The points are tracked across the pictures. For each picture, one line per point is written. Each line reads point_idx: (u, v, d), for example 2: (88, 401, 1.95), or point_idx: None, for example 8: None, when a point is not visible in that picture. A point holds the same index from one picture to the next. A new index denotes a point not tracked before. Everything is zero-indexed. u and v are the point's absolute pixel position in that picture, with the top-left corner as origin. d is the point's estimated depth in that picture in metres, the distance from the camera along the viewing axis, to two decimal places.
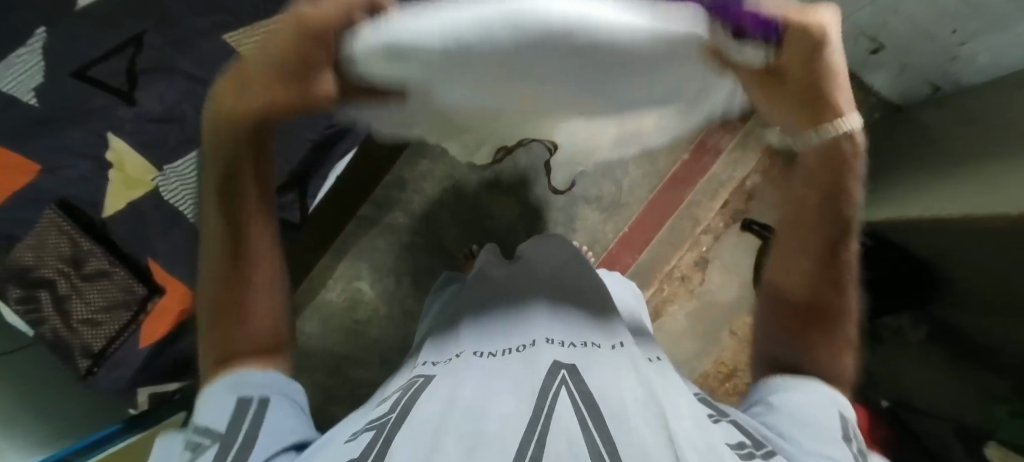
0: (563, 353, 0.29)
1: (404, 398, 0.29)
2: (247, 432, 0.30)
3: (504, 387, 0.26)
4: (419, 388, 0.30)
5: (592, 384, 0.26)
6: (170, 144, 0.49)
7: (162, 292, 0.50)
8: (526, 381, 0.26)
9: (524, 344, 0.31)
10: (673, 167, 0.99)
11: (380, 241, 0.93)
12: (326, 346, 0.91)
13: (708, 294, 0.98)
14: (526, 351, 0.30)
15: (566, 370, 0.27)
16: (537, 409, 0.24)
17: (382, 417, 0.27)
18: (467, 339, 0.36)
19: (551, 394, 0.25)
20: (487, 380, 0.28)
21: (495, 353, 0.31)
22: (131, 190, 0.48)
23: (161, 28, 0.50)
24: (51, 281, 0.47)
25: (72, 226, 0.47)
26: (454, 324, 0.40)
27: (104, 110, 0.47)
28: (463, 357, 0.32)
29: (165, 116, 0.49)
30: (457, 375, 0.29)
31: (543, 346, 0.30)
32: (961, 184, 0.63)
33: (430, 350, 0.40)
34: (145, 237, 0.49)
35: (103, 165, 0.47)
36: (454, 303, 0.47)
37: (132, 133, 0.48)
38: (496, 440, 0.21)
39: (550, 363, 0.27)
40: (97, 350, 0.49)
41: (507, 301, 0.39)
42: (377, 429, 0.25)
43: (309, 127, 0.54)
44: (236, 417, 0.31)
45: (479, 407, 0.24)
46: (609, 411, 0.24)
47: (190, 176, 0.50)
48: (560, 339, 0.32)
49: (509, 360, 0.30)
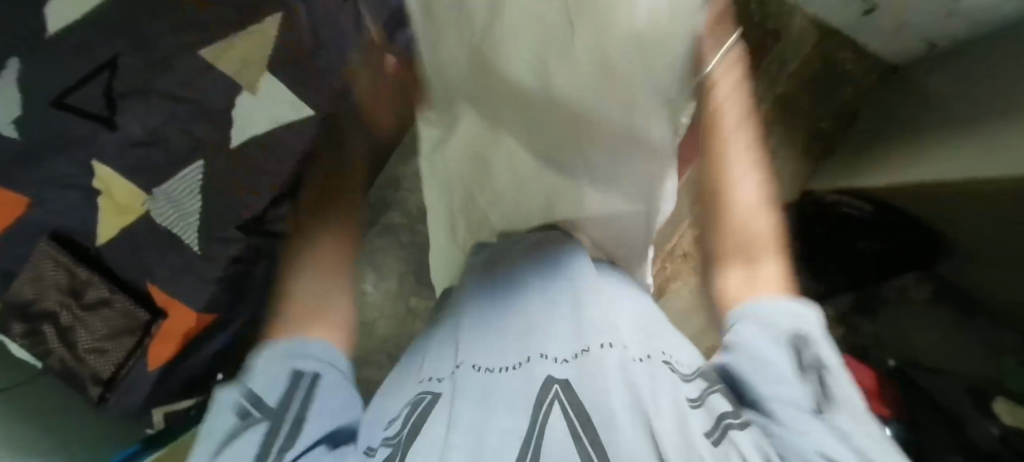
0: (556, 367, 0.28)
1: (414, 414, 0.29)
2: (296, 408, 0.30)
3: (500, 406, 0.26)
4: (426, 409, 0.29)
5: (583, 397, 0.25)
6: (158, 167, 0.49)
7: (165, 315, 0.50)
8: (522, 399, 0.26)
9: (520, 360, 0.30)
10: None
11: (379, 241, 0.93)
12: None
13: None
14: (521, 372, 0.28)
15: (558, 385, 0.26)
16: (527, 435, 0.23)
17: (397, 434, 0.28)
18: (464, 345, 0.34)
19: (542, 414, 0.24)
20: (486, 399, 0.27)
21: (491, 368, 0.30)
22: (124, 216, 0.48)
23: (136, 50, 0.46)
24: (54, 312, 0.48)
25: (68, 257, 0.47)
26: (451, 319, 0.39)
27: (88, 138, 0.47)
28: (461, 371, 0.31)
29: (147, 139, 0.48)
30: (456, 395, 0.29)
31: (537, 363, 0.29)
32: (963, 154, 0.62)
33: (416, 370, 0.37)
34: (144, 262, 0.49)
35: (93, 194, 0.48)
36: (448, 301, 0.45)
37: (116, 158, 0.48)
38: None
39: (544, 379, 0.27)
40: (107, 377, 0.50)
41: (499, 306, 0.36)
42: (394, 446, 0.27)
43: (296, 138, 0.54)
44: (287, 395, 0.31)
45: (479, 425, 0.25)
46: (598, 415, 0.23)
47: (182, 199, 0.49)
48: (554, 354, 0.29)
49: (505, 379, 0.28)
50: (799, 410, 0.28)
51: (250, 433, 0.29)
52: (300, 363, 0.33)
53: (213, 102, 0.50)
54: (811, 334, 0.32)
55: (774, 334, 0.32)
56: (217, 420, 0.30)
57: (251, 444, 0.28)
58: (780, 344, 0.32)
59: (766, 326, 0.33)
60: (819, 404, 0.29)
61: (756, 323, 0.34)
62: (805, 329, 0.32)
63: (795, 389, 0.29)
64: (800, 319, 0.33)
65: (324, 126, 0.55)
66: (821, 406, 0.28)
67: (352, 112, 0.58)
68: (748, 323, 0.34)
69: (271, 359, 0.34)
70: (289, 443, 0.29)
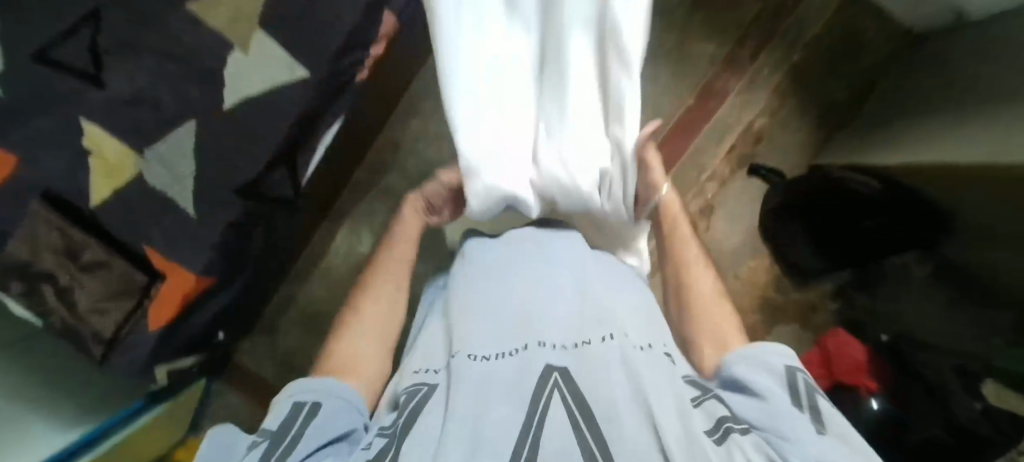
0: (556, 355, 0.30)
1: (405, 407, 0.30)
2: (293, 430, 0.32)
3: (498, 394, 0.27)
4: (422, 399, 0.30)
5: (582, 385, 0.27)
6: (147, 127, 0.47)
7: (164, 277, 0.50)
8: (521, 387, 0.27)
9: (518, 346, 0.31)
10: (676, 114, 1.01)
11: (379, 204, 0.94)
12: (334, 308, 0.93)
13: (714, 241, 1.01)
14: (522, 358, 0.30)
15: (558, 373, 0.28)
16: (528, 417, 0.25)
17: (392, 425, 0.30)
18: (459, 335, 0.34)
19: (543, 401, 0.26)
20: (483, 386, 0.28)
21: (489, 356, 0.31)
22: (112, 180, 0.47)
23: (118, 5, 0.45)
24: (53, 273, 0.48)
25: (61, 219, 0.47)
26: (451, 300, 0.40)
27: (75, 95, 0.46)
28: (456, 360, 0.31)
29: (137, 99, 0.47)
30: (454, 384, 0.29)
31: (538, 351, 0.30)
32: (981, 136, 0.62)
33: (412, 359, 0.38)
34: (139, 226, 0.49)
35: (81, 154, 0.47)
36: (443, 295, 0.45)
37: (106, 119, 0.47)
38: (494, 450, 0.23)
39: (543, 368, 0.28)
40: (108, 337, 0.50)
41: (504, 294, 0.36)
42: (389, 437, 0.28)
43: (288, 100, 0.50)
44: (288, 420, 0.32)
45: (476, 415, 0.25)
46: (600, 411, 0.25)
47: (173, 159, 0.48)
48: (553, 341, 0.31)
49: (503, 365, 0.29)
50: (790, 421, 0.30)
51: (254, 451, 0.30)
52: (302, 396, 0.35)
53: (207, 60, 0.47)
54: (801, 375, 0.34)
55: (769, 369, 0.35)
56: (231, 446, 0.32)
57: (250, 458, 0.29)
58: (772, 378, 0.34)
59: (762, 364, 0.35)
60: (816, 427, 0.30)
61: (749, 361, 0.36)
62: (799, 369, 0.35)
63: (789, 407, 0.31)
64: (790, 363, 0.35)
65: (322, 86, 0.52)
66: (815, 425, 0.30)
67: (348, 73, 0.56)
68: (742, 362, 0.36)
69: (283, 396, 0.36)
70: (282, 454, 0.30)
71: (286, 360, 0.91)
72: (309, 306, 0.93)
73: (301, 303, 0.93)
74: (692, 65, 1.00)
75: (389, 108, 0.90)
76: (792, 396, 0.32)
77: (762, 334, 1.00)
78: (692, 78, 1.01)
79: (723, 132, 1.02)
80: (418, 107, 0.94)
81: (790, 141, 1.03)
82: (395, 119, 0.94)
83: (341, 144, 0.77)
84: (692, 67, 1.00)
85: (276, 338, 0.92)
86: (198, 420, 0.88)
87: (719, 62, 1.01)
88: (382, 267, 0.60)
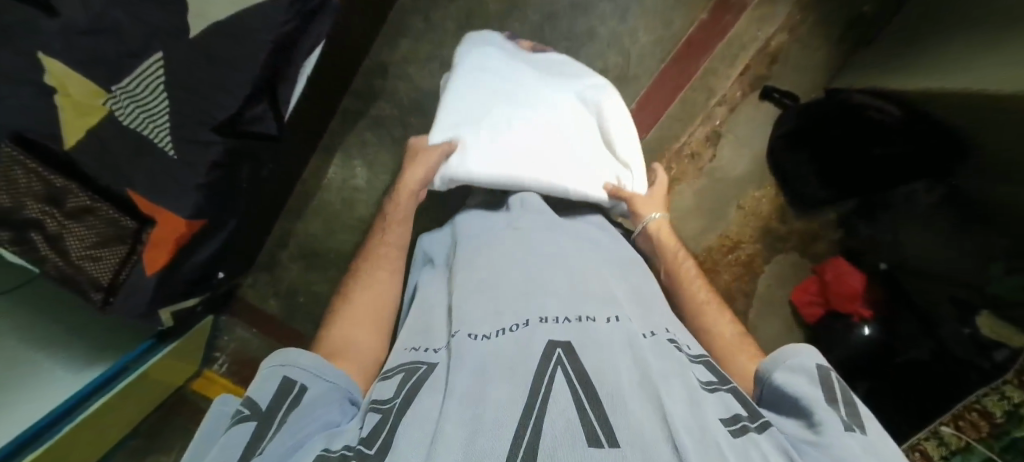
0: (557, 332, 0.30)
1: (405, 384, 0.30)
2: (279, 419, 0.28)
3: (498, 371, 0.28)
4: (421, 379, 0.30)
5: (587, 364, 0.27)
6: (112, 59, 0.43)
7: (153, 222, 0.50)
8: (522, 364, 0.28)
9: (518, 323, 0.32)
10: (688, 31, 0.93)
11: (370, 135, 0.91)
12: (334, 244, 0.93)
13: (718, 171, 0.98)
14: (523, 333, 0.31)
15: (561, 350, 0.28)
16: (532, 393, 0.25)
17: (387, 400, 0.29)
18: (458, 314, 0.36)
19: (546, 378, 0.26)
20: (483, 368, 0.28)
21: (488, 335, 0.32)
22: (84, 117, 0.44)
23: None
24: (38, 221, 0.47)
25: (32, 162, 0.44)
26: (451, 280, 0.42)
27: (26, 26, 0.40)
28: (457, 339, 0.32)
29: (96, 27, 0.42)
30: (455, 361, 0.30)
31: (539, 327, 0.31)
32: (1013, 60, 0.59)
33: (412, 331, 0.39)
34: (120, 168, 0.47)
35: (45, 91, 0.42)
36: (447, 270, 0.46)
37: (63, 51, 0.41)
38: (494, 421, 0.23)
39: (546, 344, 0.29)
40: (106, 283, 0.52)
41: (504, 280, 0.38)
42: (383, 414, 0.28)
43: (263, 26, 0.47)
44: (277, 401, 0.30)
45: (476, 395, 0.26)
46: (604, 391, 0.25)
47: (144, 96, 0.45)
48: (554, 316, 0.32)
49: (502, 342, 0.31)
50: (828, 430, 0.27)
51: (236, 430, 0.27)
52: (293, 374, 0.32)
53: None
54: (833, 375, 0.32)
55: (802, 375, 0.31)
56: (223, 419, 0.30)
57: (236, 442, 0.26)
58: (810, 382, 0.31)
59: (795, 366, 0.32)
60: (848, 423, 0.28)
61: (784, 366, 0.33)
62: (831, 369, 0.32)
63: (827, 412, 0.28)
64: (820, 362, 0.33)
65: (296, 9, 0.49)
66: (851, 426, 0.27)
67: None
68: (780, 368, 0.33)
69: (264, 366, 0.32)
70: (252, 450, 0.26)
71: (290, 293, 0.94)
72: (310, 242, 0.93)
73: (301, 238, 0.93)
74: None
75: (374, 28, 0.83)
76: (826, 395, 0.30)
77: (761, 264, 1.00)
78: None
79: (738, 52, 0.94)
80: (406, 27, 0.88)
81: (807, 60, 0.96)
82: (382, 40, 0.88)
83: (325, 71, 0.72)
84: None
85: (277, 273, 0.94)
86: (210, 350, 0.92)
87: None
88: (374, 256, 0.50)
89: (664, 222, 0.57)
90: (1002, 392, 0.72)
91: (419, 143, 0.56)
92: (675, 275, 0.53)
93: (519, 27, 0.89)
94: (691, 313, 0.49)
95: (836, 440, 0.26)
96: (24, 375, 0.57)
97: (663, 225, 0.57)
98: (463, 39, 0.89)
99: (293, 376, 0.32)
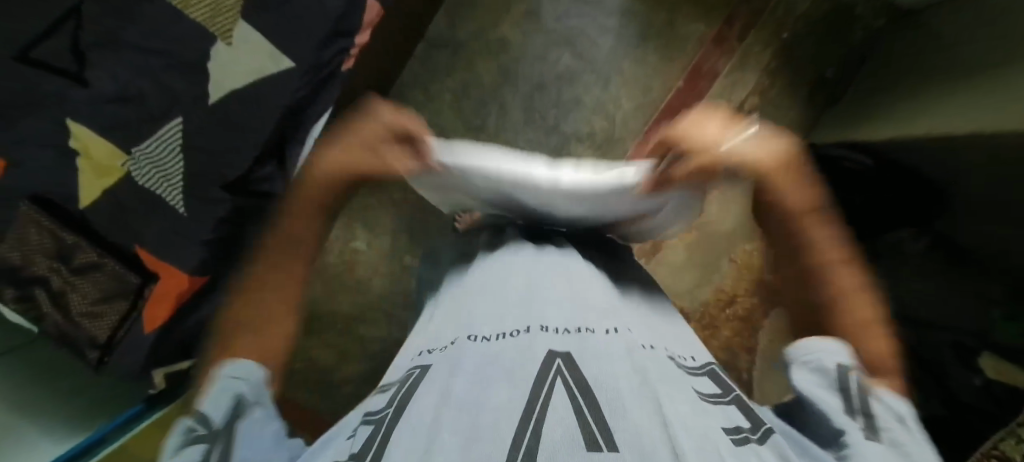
0: (557, 342, 0.31)
1: (400, 391, 0.31)
2: (233, 437, 0.29)
3: (496, 376, 0.28)
4: (416, 382, 0.31)
5: (588, 373, 0.27)
6: (134, 125, 0.46)
7: (157, 278, 0.51)
8: (523, 371, 0.28)
9: (519, 329, 0.33)
10: (667, 97, 1.00)
11: (371, 198, 0.94)
12: (332, 307, 0.92)
13: (707, 225, 1.02)
14: (523, 339, 0.31)
15: (561, 360, 0.28)
16: (531, 400, 0.25)
17: (381, 410, 0.30)
18: (464, 323, 0.36)
19: (546, 385, 0.26)
20: (480, 373, 0.29)
21: (489, 337, 0.33)
22: (104, 178, 0.47)
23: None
24: (44, 277, 0.48)
25: (48, 220, 0.46)
26: (448, 299, 0.42)
27: (57, 96, 0.43)
28: (457, 344, 0.33)
29: (125, 95, 0.45)
30: (455, 365, 0.30)
31: (539, 336, 0.31)
32: (974, 114, 0.64)
33: (413, 344, 0.39)
34: (131, 227, 0.49)
35: (69, 155, 0.45)
36: (445, 284, 0.46)
37: (90, 117, 0.45)
38: (492, 429, 0.23)
39: (546, 354, 0.29)
40: (103, 341, 0.51)
41: (502, 292, 0.38)
42: (376, 424, 0.28)
43: (277, 93, 0.51)
44: (232, 421, 0.30)
45: (474, 403, 0.26)
46: (605, 399, 0.25)
47: (161, 157, 0.48)
48: (554, 326, 0.33)
49: (503, 346, 0.31)
50: (855, 429, 0.28)
51: (187, 451, 0.27)
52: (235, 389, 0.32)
53: (195, 50, 0.46)
54: (854, 378, 0.33)
55: (830, 373, 0.33)
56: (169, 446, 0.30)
57: None
58: (824, 387, 0.32)
59: (817, 368, 0.34)
60: (867, 432, 0.28)
61: (811, 365, 0.35)
62: (857, 369, 0.34)
63: (851, 412, 0.30)
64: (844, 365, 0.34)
65: (308, 79, 0.53)
66: (876, 428, 0.29)
67: (335, 63, 0.57)
68: (804, 369, 0.35)
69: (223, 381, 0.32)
70: None
71: None
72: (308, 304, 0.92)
73: None
74: (682, 45, 1.00)
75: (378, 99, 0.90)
76: (844, 399, 0.31)
77: (761, 317, 1.00)
78: (684, 58, 1.00)
79: None
80: (407, 99, 0.95)
81: (780, 120, 1.03)
82: None
83: (331, 137, 0.77)
84: (683, 48, 1.00)
85: None
86: None
87: (710, 41, 1.00)
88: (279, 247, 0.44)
89: (782, 172, 0.44)
90: (1019, 434, 0.61)
91: (367, 116, 0.46)
92: (806, 221, 0.44)
93: (511, 96, 0.97)
94: (815, 268, 0.43)
95: (851, 446, 0.27)
96: (15, 445, 0.53)
97: (769, 167, 0.44)
98: (460, 107, 0.96)
99: (246, 397, 0.32)
